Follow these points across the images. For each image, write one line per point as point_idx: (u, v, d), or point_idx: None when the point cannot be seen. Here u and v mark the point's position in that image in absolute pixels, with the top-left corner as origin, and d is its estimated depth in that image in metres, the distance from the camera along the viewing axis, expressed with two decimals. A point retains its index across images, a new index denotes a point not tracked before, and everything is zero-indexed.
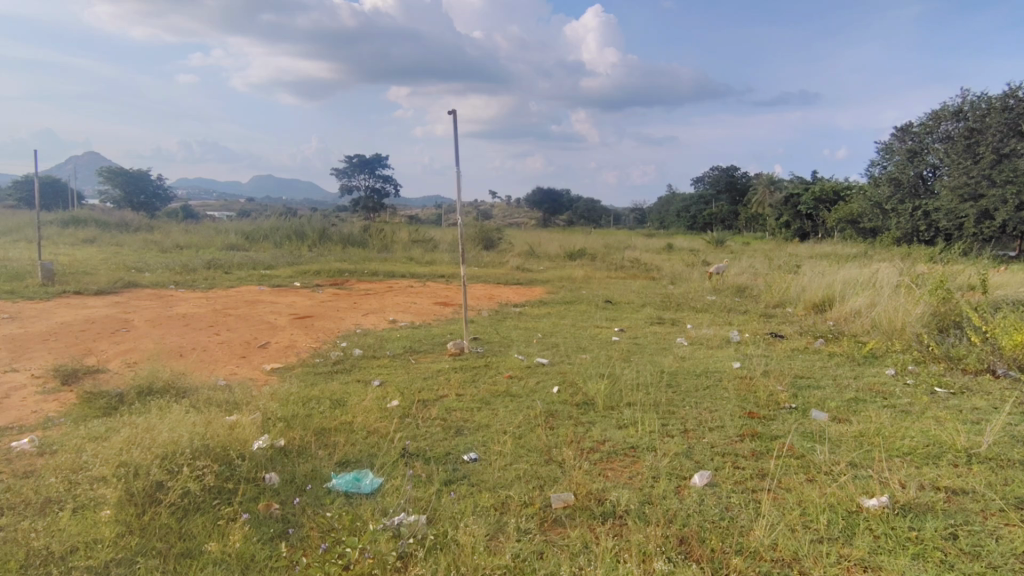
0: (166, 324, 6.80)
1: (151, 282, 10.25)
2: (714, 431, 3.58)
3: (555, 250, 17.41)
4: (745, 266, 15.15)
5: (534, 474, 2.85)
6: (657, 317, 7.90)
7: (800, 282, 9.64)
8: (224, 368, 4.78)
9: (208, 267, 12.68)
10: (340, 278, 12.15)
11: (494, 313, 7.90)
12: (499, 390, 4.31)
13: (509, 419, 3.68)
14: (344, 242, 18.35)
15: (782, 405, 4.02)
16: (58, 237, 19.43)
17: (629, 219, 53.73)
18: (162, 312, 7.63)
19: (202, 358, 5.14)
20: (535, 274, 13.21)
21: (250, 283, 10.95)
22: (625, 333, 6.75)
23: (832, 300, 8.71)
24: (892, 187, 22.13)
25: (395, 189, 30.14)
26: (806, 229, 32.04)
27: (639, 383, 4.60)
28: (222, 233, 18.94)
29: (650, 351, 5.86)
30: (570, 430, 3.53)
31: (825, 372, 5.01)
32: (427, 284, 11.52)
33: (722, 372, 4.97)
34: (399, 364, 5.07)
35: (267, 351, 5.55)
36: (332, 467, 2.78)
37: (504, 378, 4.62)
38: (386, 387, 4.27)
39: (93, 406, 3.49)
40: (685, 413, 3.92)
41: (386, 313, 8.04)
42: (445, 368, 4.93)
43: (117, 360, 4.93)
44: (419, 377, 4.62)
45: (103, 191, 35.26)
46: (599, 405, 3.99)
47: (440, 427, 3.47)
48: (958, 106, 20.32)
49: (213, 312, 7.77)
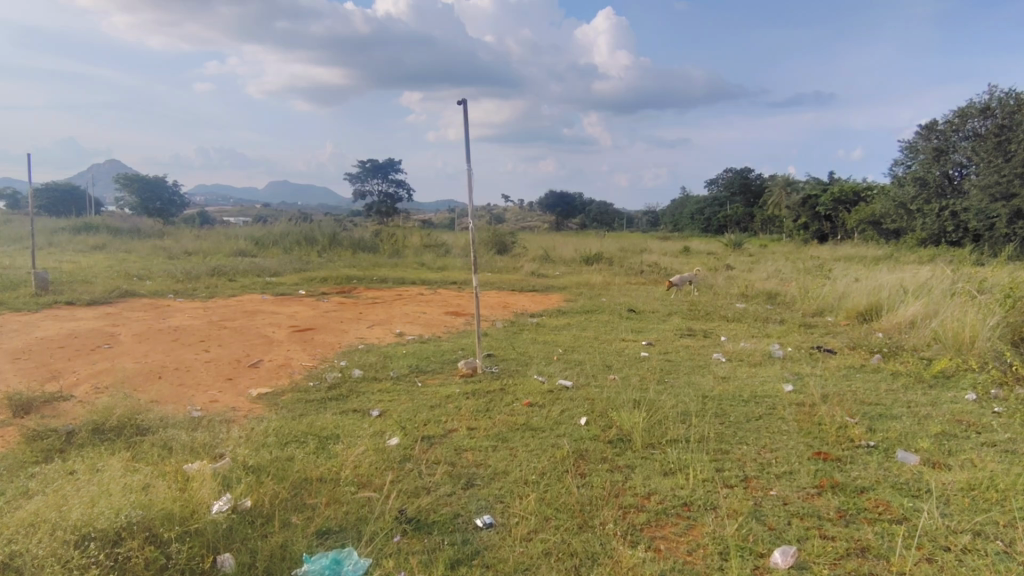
0: (153, 339, 6.26)
1: (149, 291, 9.78)
2: (781, 479, 2.95)
3: (571, 253, 16.79)
4: (772, 270, 14.34)
5: (567, 550, 2.24)
6: (686, 328, 7.24)
7: (838, 288, 8.89)
8: (203, 395, 4.22)
9: (212, 274, 12.21)
10: (348, 285, 11.62)
11: (509, 325, 7.27)
12: (516, 422, 3.68)
13: (531, 464, 3.07)
14: (355, 247, 17.87)
15: (857, 442, 3.37)
16: (68, 244, 19.26)
17: (641, 222, 52.86)
18: (153, 325, 7.10)
19: (181, 382, 4.57)
20: (551, 279, 12.61)
21: (253, 292, 10.43)
22: (654, 348, 6.10)
23: (876, 309, 7.97)
24: (917, 187, 21.25)
25: (408, 194, 29.67)
26: (825, 231, 31.14)
27: (680, 412, 3.95)
28: (232, 239, 18.62)
29: (686, 370, 5.18)
30: (606, 478, 2.91)
31: (894, 397, 4.33)
32: (438, 291, 10.94)
33: (775, 398, 4.28)
34: (404, 389, 4.47)
35: (257, 371, 4.98)
36: (308, 541, 2.21)
37: (522, 407, 4.00)
38: (387, 420, 3.68)
39: (32, 449, 2.95)
40: (741, 452, 3.28)
41: (393, 325, 7.43)
42: (455, 394, 4.31)
43: (85, 385, 4.40)
44: (425, 405, 4.01)
45: (121, 198, 35.62)
46: (636, 444, 3.37)
47: (448, 477, 2.87)
48: (986, 102, 19.42)
49: (206, 325, 7.22)
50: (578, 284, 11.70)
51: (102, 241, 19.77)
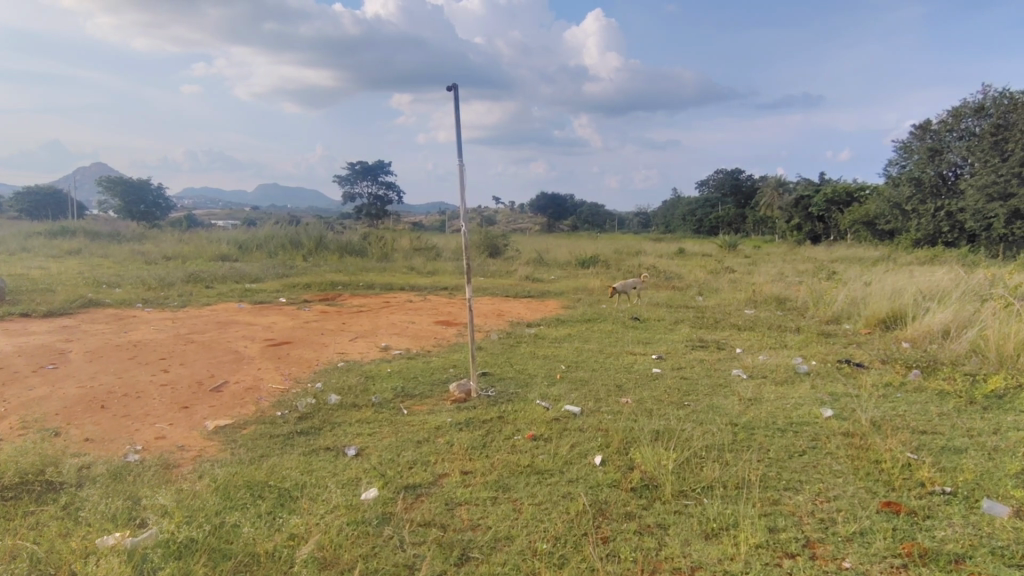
0: (107, 358, 5.59)
1: (116, 301, 9.06)
2: (851, 542, 2.38)
3: (565, 256, 16.23)
4: (775, 273, 13.87)
5: None
6: (697, 338, 6.68)
7: (850, 293, 8.36)
8: (150, 430, 3.59)
9: (188, 281, 11.51)
10: (332, 292, 10.98)
11: (505, 337, 6.66)
12: (519, 464, 3.10)
13: (539, 525, 2.49)
14: (342, 250, 17.21)
15: (930, 490, 2.81)
16: (42, 249, 18.43)
17: (634, 224, 52.45)
18: (112, 340, 6.42)
19: (126, 413, 3.94)
20: (547, 284, 12.06)
21: (229, 300, 9.75)
22: (666, 363, 5.53)
23: (896, 315, 7.43)
24: (912, 187, 20.89)
25: (398, 197, 29.06)
26: (817, 232, 30.87)
27: (710, 446, 3.38)
28: (215, 242, 17.90)
29: (707, 391, 4.61)
30: (635, 547, 2.33)
31: (950, 425, 3.77)
32: (429, 298, 10.30)
33: (815, 425, 3.71)
34: (386, 419, 3.86)
35: (219, 397, 4.35)
36: None
37: (525, 443, 3.42)
38: (364, 464, 3.08)
39: None
40: (793, 503, 2.71)
41: (378, 337, 6.81)
42: (445, 425, 3.72)
43: (11, 418, 3.76)
44: (411, 442, 3.41)
45: (105, 201, 34.65)
46: (665, 492, 2.79)
47: (438, 548, 2.27)
48: (980, 102, 19.01)
49: (171, 339, 6.55)
50: (575, 289, 11.13)
51: (78, 245, 18.96)
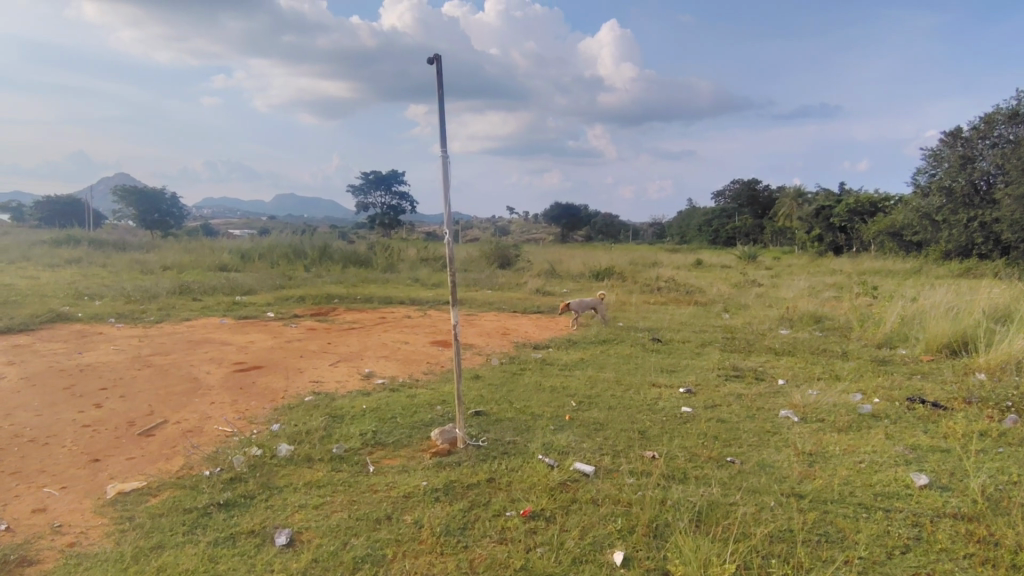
0: (40, 386, 4.79)
1: (88, 315, 8.30)
2: None
3: (578, 267, 15.32)
4: (804, 286, 12.89)
5: None
6: (731, 365, 5.73)
7: (899, 312, 7.35)
8: (32, 500, 2.75)
9: (175, 293, 10.75)
10: (326, 306, 10.18)
11: (508, 362, 5.75)
12: (509, 569, 2.21)
13: None
14: (346, 260, 16.50)
15: None
16: (42, 257, 17.89)
17: (648, 234, 51.35)
18: (58, 363, 5.62)
19: (17, 469, 3.11)
20: (558, 298, 11.15)
21: (212, 314, 8.96)
22: (697, 399, 4.59)
23: (961, 340, 6.38)
24: (943, 197, 19.68)
25: (412, 206, 28.53)
26: (839, 244, 29.49)
27: (772, 534, 2.46)
28: (216, 251, 17.25)
29: (753, 441, 3.66)
30: None
31: None
32: (429, 314, 9.42)
33: (909, 501, 2.77)
34: (340, 484, 2.96)
35: (144, 445, 3.50)
36: None
37: (519, 527, 2.52)
38: (292, 565, 2.21)
39: None
40: None
41: (363, 362, 5.93)
42: (418, 493, 2.83)
43: None
44: (366, 524, 2.53)
45: (118, 211, 34.36)
46: None
47: None
48: (1015, 108, 17.80)
49: (126, 362, 5.73)
50: None
51: (78, 254, 18.40)
